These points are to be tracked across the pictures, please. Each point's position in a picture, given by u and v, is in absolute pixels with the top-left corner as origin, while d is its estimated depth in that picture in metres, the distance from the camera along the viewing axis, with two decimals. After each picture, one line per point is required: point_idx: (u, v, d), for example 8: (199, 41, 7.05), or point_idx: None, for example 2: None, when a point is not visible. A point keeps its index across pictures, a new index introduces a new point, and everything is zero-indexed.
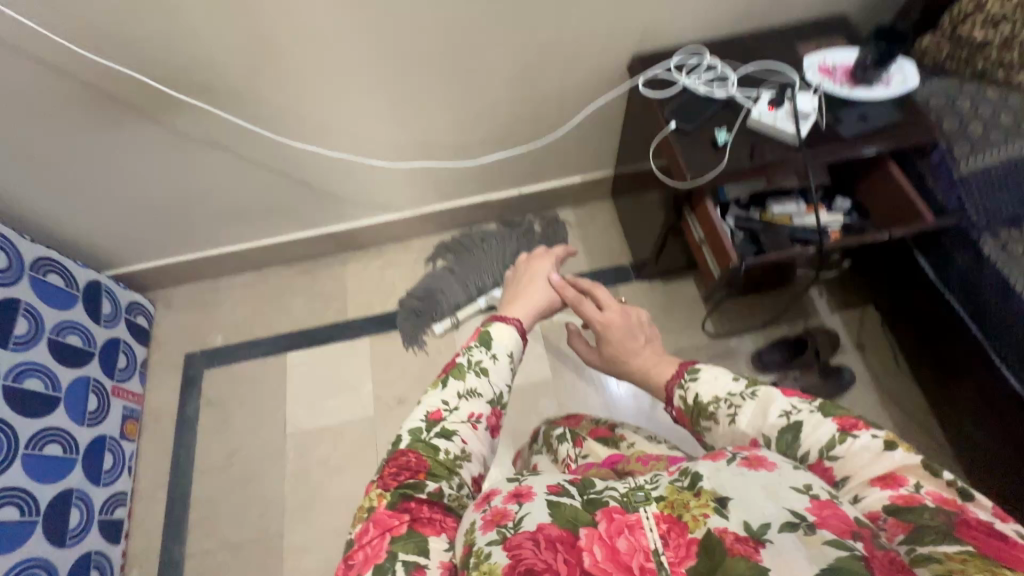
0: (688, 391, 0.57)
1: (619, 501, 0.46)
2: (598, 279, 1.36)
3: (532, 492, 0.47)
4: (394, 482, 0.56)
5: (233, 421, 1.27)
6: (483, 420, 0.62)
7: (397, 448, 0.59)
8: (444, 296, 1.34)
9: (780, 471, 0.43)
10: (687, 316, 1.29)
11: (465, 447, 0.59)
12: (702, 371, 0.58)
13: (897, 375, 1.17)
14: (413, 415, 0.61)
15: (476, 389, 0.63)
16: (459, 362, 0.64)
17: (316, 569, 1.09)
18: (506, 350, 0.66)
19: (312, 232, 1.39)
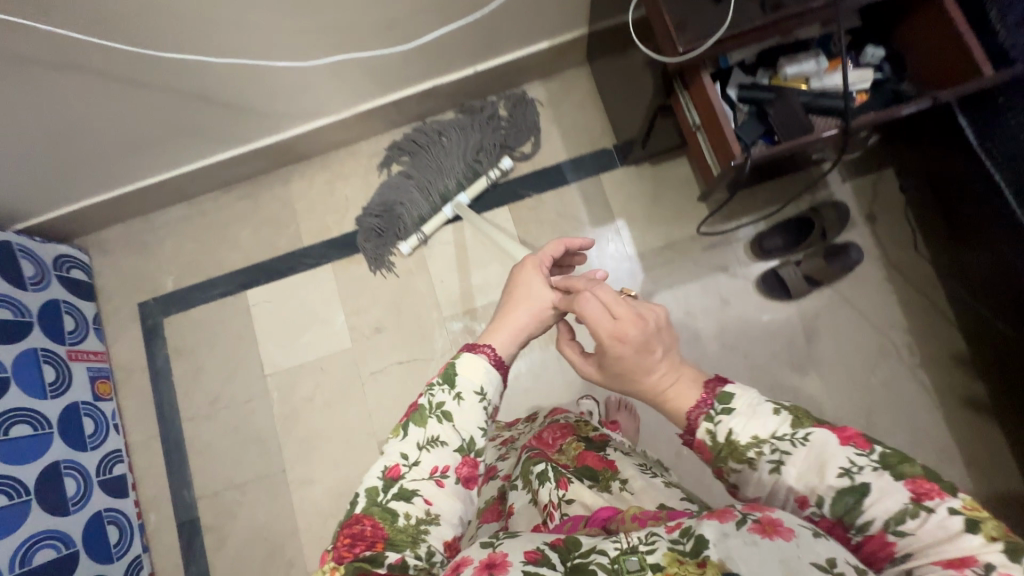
0: (721, 425, 0.51)
1: (608, 569, 0.43)
2: (578, 169, 1.19)
3: (506, 563, 0.45)
4: (348, 554, 0.52)
5: (208, 367, 1.21)
6: (450, 471, 0.56)
7: (352, 514, 0.54)
8: (403, 208, 1.17)
9: (799, 542, 0.40)
10: (678, 204, 1.15)
11: (429, 507, 0.54)
12: (737, 402, 0.51)
13: (906, 247, 1.08)
14: (370, 472, 0.56)
15: (438, 438, 0.57)
16: (419, 409, 0.58)
17: (324, 497, 1.13)
18: (471, 389, 0.59)
19: (239, 150, 1.19)
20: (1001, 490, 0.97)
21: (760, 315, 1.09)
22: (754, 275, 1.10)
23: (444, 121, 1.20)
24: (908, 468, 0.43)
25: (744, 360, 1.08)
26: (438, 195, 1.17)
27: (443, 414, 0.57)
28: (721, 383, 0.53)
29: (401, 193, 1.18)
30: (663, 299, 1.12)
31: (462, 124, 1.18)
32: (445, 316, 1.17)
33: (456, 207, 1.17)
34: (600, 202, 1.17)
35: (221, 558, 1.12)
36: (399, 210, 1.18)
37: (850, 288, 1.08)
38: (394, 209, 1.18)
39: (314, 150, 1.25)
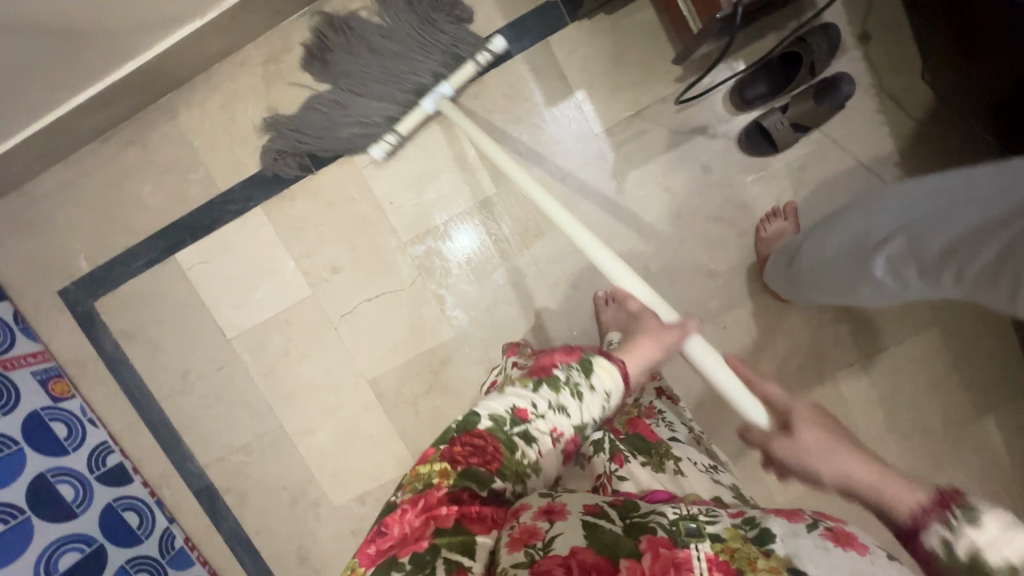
0: (962, 538, 0.40)
1: (668, 532, 0.45)
2: (519, 34, 0.98)
3: (565, 511, 0.47)
4: (463, 460, 0.49)
5: (164, 344, 1.11)
6: (565, 440, 0.52)
7: (473, 428, 0.50)
8: (362, 114, 0.97)
9: (871, 557, 0.41)
10: (644, 61, 0.97)
11: (541, 458, 0.51)
12: (989, 518, 0.40)
13: (899, 69, 0.95)
14: (497, 399, 0.52)
15: (566, 408, 0.52)
16: (553, 373, 0.53)
17: (329, 442, 1.12)
18: (603, 387, 0.54)
19: (97, 86, 0.96)
20: (982, 308, 0.99)
21: (744, 176, 1.00)
22: (734, 131, 0.98)
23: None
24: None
25: (730, 228, 1.01)
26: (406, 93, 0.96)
27: (577, 391, 0.53)
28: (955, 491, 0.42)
29: (353, 99, 0.97)
30: (639, 177, 1.01)
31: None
32: (405, 240, 1.05)
33: (437, 101, 0.95)
34: (554, 73, 0.98)
35: (247, 512, 1.16)
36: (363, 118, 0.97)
37: (840, 128, 0.97)
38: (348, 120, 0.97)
39: (193, 68, 1.01)
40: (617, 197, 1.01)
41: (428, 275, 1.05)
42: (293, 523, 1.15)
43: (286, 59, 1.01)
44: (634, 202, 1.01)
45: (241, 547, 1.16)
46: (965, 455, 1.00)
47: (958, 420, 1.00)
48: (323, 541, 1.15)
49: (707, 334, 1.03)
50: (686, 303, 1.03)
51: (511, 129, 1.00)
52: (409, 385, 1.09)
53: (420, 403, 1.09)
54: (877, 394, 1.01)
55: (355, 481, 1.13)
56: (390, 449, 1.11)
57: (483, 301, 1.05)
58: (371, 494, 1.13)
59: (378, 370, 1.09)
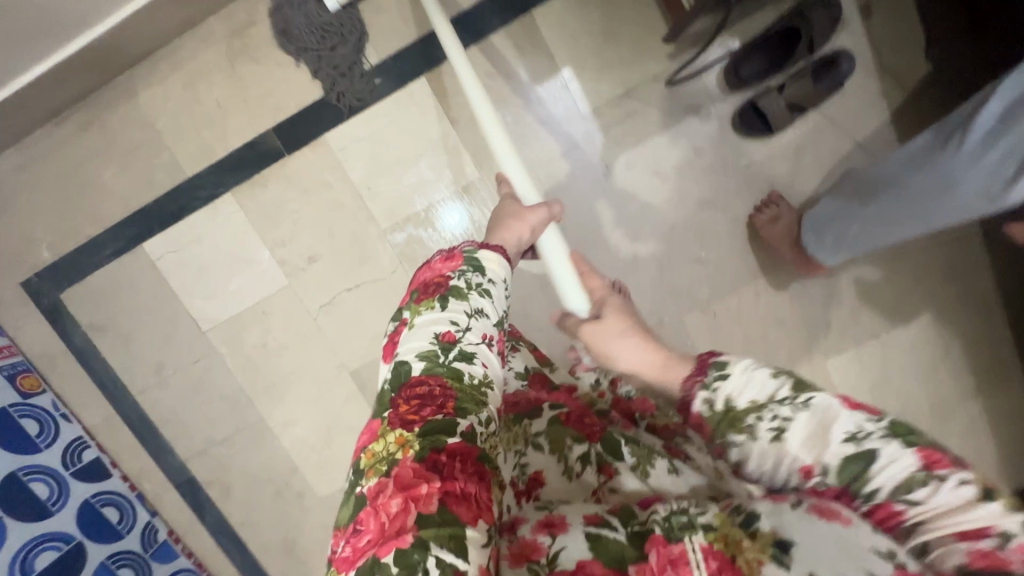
0: (717, 393, 0.44)
1: (663, 528, 0.41)
2: (502, 7, 0.92)
3: (565, 522, 0.43)
4: (418, 417, 0.46)
5: (136, 337, 1.07)
6: (494, 341, 0.55)
7: (409, 377, 0.49)
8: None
9: (858, 524, 0.36)
10: (634, 36, 0.92)
11: (487, 370, 0.52)
12: (732, 369, 0.44)
13: (901, 45, 0.91)
14: (416, 338, 0.52)
15: (483, 310, 0.55)
16: (451, 284, 0.55)
17: (313, 434, 1.10)
18: (499, 279, 0.59)
19: (45, 64, 0.89)
20: (975, 294, 0.97)
21: (738, 159, 0.96)
22: (729, 112, 0.94)
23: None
24: (914, 435, 0.38)
25: (721, 214, 0.98)
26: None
27: (482, 290, 0.56)
28: (712, 354, 0.46)
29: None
30: (629, 160, 0.96)
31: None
32: (385, 228, 1.00)
33: None
34: (539, 49, 0.93)
35: (231, 504, 1.14)
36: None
37: (838, 108, 0.93)
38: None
39: (153, 44, 0.94)
40: (606, 181, 0.97)
41: (409, 263, 1.01)
42: (278, 515, 1.14)
43: (252, 34, 0.95)
44: (623, 185, 0.97)
45: (226, 539, 1.15)
46: (952, 440, 1.00)
47: (947, 406, 0.99)
48: (310, 532, 1.14)
49: (698, 323, 1.00)
50: (675, 291, 1.00)
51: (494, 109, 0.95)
52: None
53: None
54: (867, 382, 1.00)
55: (341, 473, 1.11)
56: None
57: None
58: None
59: (361, 361, 1.06)
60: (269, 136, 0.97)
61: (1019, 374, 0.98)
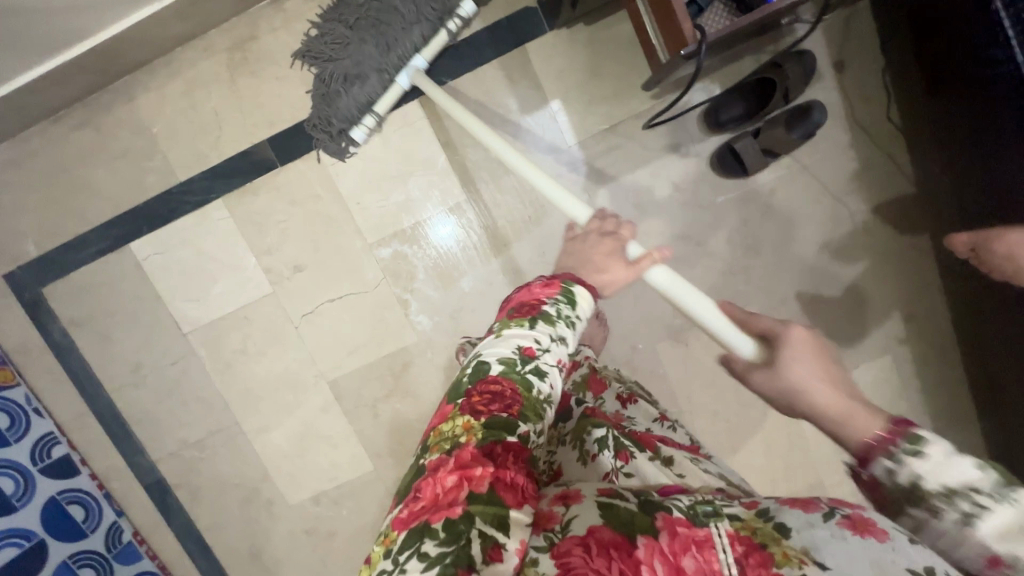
0: (905, 468, 0.43)
1: (684, 513, 0.43)
2: (497, 37, 0.95)
3: (580, 496, 0.45)
4: (485, 410, 0.48)
5: (116, 335, 1.07)
6: (565, 368, 0.56)
7: (486, 375, 0.51)
8: (357, 74, 0.88)
9: (893, 543, 0.40)
10: (620, 74, 0.96)
11: (552, 392, 0.53)
12: (931, 447, 0.43)
13: (871, 99, 0.96)
14: (500, 344, 0.53)
15: (564, 338, 0.55)
16: (543, 309, 0.56)
17: (287, 441, 1.11)
18: (586, 317, 0.59)
19: (50, 63, 0.90)
20: (932, 339, 1.02)
21: (714, 197, 1.00)
22: (707, 152, 0.98)
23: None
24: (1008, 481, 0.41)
25: (696, 248, 1.02)
26: (389, 58, 0.88)
27: (570, 322, 0.57)
28: (907, 424, 0.44)
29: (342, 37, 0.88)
30: (611, 191, 1.00)
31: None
32: (371, 242, 1.02)
33: (412, 75, 0.89)
34: (530, 80, 0.96)
35: (200, 508, 1.14)
36: (352, 75, 0.88)
37: (810, 154, 0.98)
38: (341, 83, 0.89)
39: (158, 49, 0.96)
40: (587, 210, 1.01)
41: (393, 278, 1.03)
42: (247, 520, 1.14)
43: (252, 48, 0.97)
44: (604, 215, 1.01)
45: (193, 542, 1.15)
46: None
47: None
48: (277, 539, 1.14)
49: None
50: None
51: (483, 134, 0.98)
52: (371, 388, 1.08)
53: (380, 406, 1.08)
54: None
55: (312, 481, 1.12)
56: (348, 451, 1.10)
57: (448, 308, 1.04)
58: (327, 494, 1.12)
59: (339, 371, 1.08)
60: (263, 147, 1.00)
61: (972, 417, 1.02)
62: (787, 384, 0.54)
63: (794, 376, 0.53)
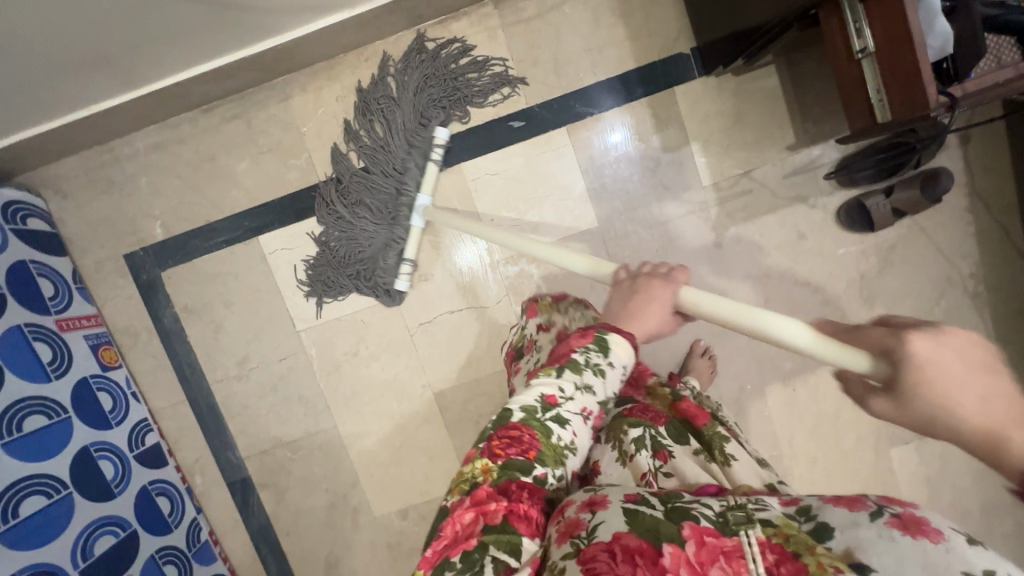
0: None
1: (714, 522, 0.44)
2: (649, 78, 1.00)
3: (606, 501, 0.48)
4: (503, 453, 0.51)
5: (229, 325, 1.06)
6: (592, 417, 0.56)
7: (508, 421, 0.53)
8: (376, 235, 0.99)
9: (947, 546, 0.37)
10: (760, 125, 1.01)
11: (573, 439, 0.54)
12: None
13: (991, 172, 1.02)
14: (525, 392, 0.55)
15: (591, 386, 0.55)
16: (573, 358, 0.56)
17: (383, 450, 1.09)
18: (622, 365, 0.56)
19: (224, 59, 0.92)
20: None
21: (836, 248, 1.03)
22: (834, 207, 1.02)
23: (392, 105, 0.98)
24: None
25: (814, 295, 1.04)
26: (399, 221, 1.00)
27: (599, 370, 0.55)
28: None
29: (350, 224, 1.00)
30: (737, 234, 1.03)
31: (406, 96, 0.97)
32: (497, 259, 1.04)
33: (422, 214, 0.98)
34: (674, 122, 1.01)
35: (281, 511, 1.11)
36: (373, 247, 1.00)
37: (929, 218, 1.03)
38: (353, 246, 1.00)
39: (298, 63, 0.99)
40: (713, 249, 1.04)
41: (515, 295, 1.05)
42: (329, 529, 1.10)
43: None
44: (729, 256, 1.04)
45: (268, 547, 1.11)
46: (994, 541, 1.07)
47: (995, 506, 1.06)
48: (356, 551, 1.11)
49: None
50: (760, 360, 1.08)
51: (621, 166, 1.02)
52: (477, 403, 1.07)
53: (483, 422, 1.07)
54: (926, 472, 1.07)
55: (402, 493, 1.09)
56: (444, 465, 1.08)
57: None
58: (416, 508, 1.10)
59: (447, 383, 1.07)
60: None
61: None
62: (917, 414, 0.34)
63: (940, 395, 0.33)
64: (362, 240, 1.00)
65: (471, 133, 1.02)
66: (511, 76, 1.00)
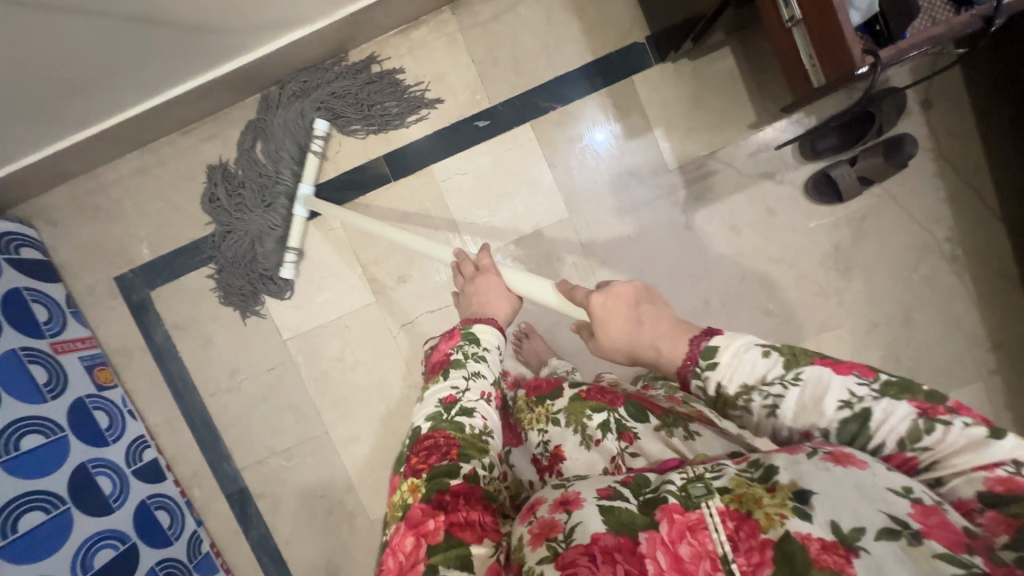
0: (708, 381, 0.48)
1: (678, 497, 0.42)
2: (607, 70, 1.02)
3: (580, 498, 0.43)
4: (426, 466, 0.54)
5: (217, 339, 1.09)
6: (493, 398, 0.62)
7: (421, 437, 0.57)
8: (257, 219, 1.04)
9: (873, 469, 0.39)
10: (720, 106, 1.02)
11: (486, 423, 0.60)
12: (722, 356, 0.48)
13: (956, 135, 1.02)
14: (426, 405, 0.60)
15: (479, 372, 0.62)
16: (452, 358, 0.64)
17: (375, 453, 1.11)
18: (492, 346, 0.66)
19: (193, 82, 0.97)
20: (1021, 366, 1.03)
21: (807, 222, 1.04)
22: (800, 180, 1.03)
23: (308, 88, 1.02)
24: (907, 393, 0.42)
25: (789, 270, 1.05)
26: (280, 210, 1.04)
27: (478, 356, 0.64)
28: (707, 340, 0.50)
29: (238, 208, 1.04)
30: (707, 215, 1.05)
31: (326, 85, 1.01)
32: None
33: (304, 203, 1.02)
34: (635, 111, 1.03)
35: (279, 520, 1.12)
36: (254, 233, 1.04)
37: (898, 186, 1.03)
38: (235, 238, 1.05)
39: (263, 84, 1.03)
40: (684, 231, 1.05)
41: None
42: (327, 534, 1.12)
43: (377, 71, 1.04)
44: (700, 236, 1.05)
45: (268, 556, 1.12)
46: None
47: None
48: (354, 555, 1.11)
49: None
50: None
51: (587, 156, 1.04)
52: None
53: None
54: None
55: None
56: None
57: (547, 319, 1.08)
58: None
59: None
60: (379, 163, 1.06)
61: None
62: (614, 345, 0.57)
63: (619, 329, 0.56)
64: (246, 223, 1.04)
65: (438, 135, 1.05)
66: (473, 78, 1.03)
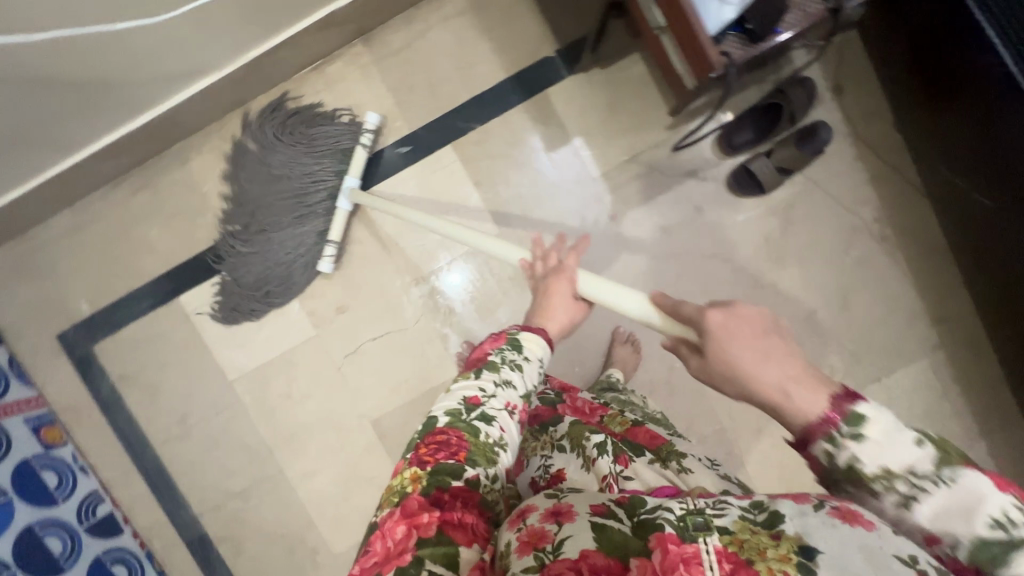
0: (843, 450, 0.41)
1: (675, 526, 0.39)
2: (521, 84, 1.04)
3: (572, 512, 0.43)
4: (433, 460, 0.49)
5: (164, 386, 1.10)
6: (518, 411, 0.55)
7: (434, 428, 0.52)
8: (274, 272, 1.05)
9: (881, 532, 0.36)
10: (636, 110, 1.04)
11: (504, 435, 0.53)
12: (872, 428, 0.41)
13: (871, 116, 1.04)
14: (448, 397, 0.55)
15: (510, 381, 0.56)
16: (489, 359, 0.57)
17: (332, 486, 1.10)
18: (537, 357, 0.59)
19: (111, 136, 0.99)
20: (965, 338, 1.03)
21: (735, 215, 1.05)
22: (724, 175, 1.04)
23: (304, 141, 1.02)
24: None
25: (723, 264, 1.05)
26: (300, 262, 1.04)
27: (515, 365, 0.57)
28: (852, 400, 0.42)
29: (252, 262, 1.04)
30: (636, 218, 1.05)
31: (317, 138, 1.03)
32: (408, 281, 1.07)
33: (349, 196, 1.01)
34: (553, 122, 1.04)
35: (242, 563, 1.11)
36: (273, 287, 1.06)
37: (821, 171, 1.04)
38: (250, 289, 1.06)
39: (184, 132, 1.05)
40: (615, 235, 1.05)
41: (432, 313, 1.07)
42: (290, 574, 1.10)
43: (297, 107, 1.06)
44: (632, 239, 1.05)
45: None
46: None
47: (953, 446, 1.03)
48: None
49: None
50: None
51: (512, 172, 1.05)
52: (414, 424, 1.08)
53: None
54: None
55: (356, 526, 1.09)
56: None
57: None
58: None
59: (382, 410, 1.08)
60: None
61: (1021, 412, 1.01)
62: (716, 369, 0.49)
63: (733, 359, 0.47)
64: (260, 275, 1.05)
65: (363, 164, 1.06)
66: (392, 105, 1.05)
